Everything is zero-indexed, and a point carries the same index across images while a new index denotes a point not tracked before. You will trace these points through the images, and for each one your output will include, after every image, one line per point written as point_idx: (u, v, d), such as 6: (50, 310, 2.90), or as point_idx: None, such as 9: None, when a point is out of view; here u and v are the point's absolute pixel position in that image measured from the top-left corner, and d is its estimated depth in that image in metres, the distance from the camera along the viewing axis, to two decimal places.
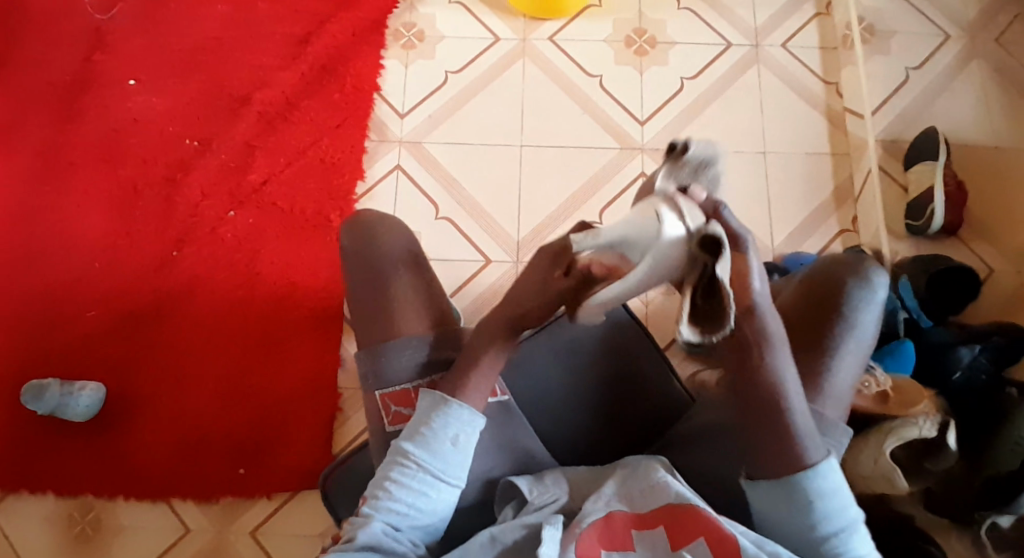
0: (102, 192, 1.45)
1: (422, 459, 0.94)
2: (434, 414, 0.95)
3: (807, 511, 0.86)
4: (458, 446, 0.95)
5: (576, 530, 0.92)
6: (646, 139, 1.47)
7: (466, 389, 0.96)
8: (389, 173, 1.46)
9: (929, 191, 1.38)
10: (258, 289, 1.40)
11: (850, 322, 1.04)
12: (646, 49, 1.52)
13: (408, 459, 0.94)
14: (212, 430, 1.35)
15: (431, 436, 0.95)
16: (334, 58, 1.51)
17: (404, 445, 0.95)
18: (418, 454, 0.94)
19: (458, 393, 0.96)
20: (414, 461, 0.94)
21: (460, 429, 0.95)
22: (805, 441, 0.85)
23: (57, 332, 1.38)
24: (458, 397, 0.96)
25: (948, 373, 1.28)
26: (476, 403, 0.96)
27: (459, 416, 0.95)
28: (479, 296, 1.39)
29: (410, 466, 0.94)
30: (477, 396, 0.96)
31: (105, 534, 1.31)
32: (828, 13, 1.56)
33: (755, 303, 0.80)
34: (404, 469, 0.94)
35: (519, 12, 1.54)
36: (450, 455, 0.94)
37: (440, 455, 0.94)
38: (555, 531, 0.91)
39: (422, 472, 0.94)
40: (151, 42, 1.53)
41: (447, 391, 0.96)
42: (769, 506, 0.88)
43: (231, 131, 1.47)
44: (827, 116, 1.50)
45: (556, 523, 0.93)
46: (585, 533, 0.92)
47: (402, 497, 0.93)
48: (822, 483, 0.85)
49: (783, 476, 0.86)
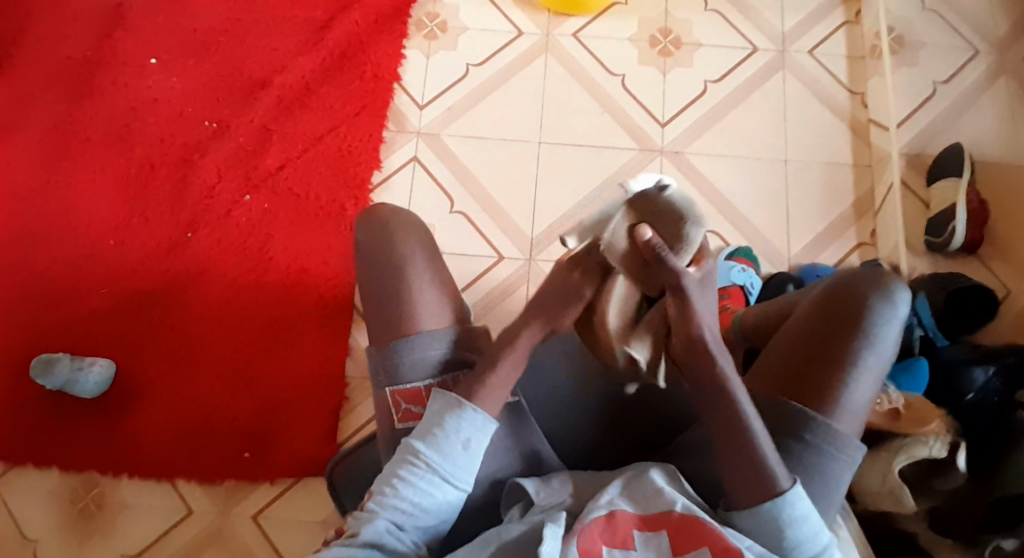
0: (118, 169, 1.44)
1: (432, 460, 0.94)
2: (448, 415, 0.95)
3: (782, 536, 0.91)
4: (469, 450, 0.95)
5: (578, 525, 0.92)
6: (666, 142, 1.46)
7: (485, 390, 0.95)
8: (406, 164, 1.44)
9: (951, 208, 1.37)
10: (270, 275, 1.40)
11: (869, 338, 1.03)
12: (671, 50, 1.51)
13: (418, 458, 0.95)
14: (218, 414, 1.34)
15: (443, 438, 0.95)
16: (355, 45, 1.49)
17: (415, 443, 0.95)
18: (428, 454, 0.94)
19: (473, 396, 0.95)
20: (424, 461, 0.94)
21: (472, 434, 0.95)
22: (772, 471, 0.91)
23: (66, 309, 1.38)
24: (474, 401, 0.95)
25: (960, 392, 1.28)
26: (491, 408, 0.95)
27: (473, 421, 0.95)
28: (490, 292, 1.38)
29: (419, 466, 0.94)
30: (494, 401, 0.96)
31: (107, 513, 1.32)
32: (857, 21, 1.54)
33: (703, 334, 0.85)
34: (413, 468, 0.94)
35: (544, 6, 1.53)
36: (461, 459, 0.95)
37: (450, 458, 0.94)
38: (557, 528, 0.90)
39: (430, 473, 0.94)
40: (172, 22, 1.52)
41: (462, 394, 0.96)
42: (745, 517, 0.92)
43: (249, 114, 1.47)
44: (850, 126, 1.48)
45: (558, 521, 0.91)
46: (587, 529, 0.91)
47: (408, 495, 0.94)
48: (792, 511, 0.90)
49: (752, 505, 0.91)
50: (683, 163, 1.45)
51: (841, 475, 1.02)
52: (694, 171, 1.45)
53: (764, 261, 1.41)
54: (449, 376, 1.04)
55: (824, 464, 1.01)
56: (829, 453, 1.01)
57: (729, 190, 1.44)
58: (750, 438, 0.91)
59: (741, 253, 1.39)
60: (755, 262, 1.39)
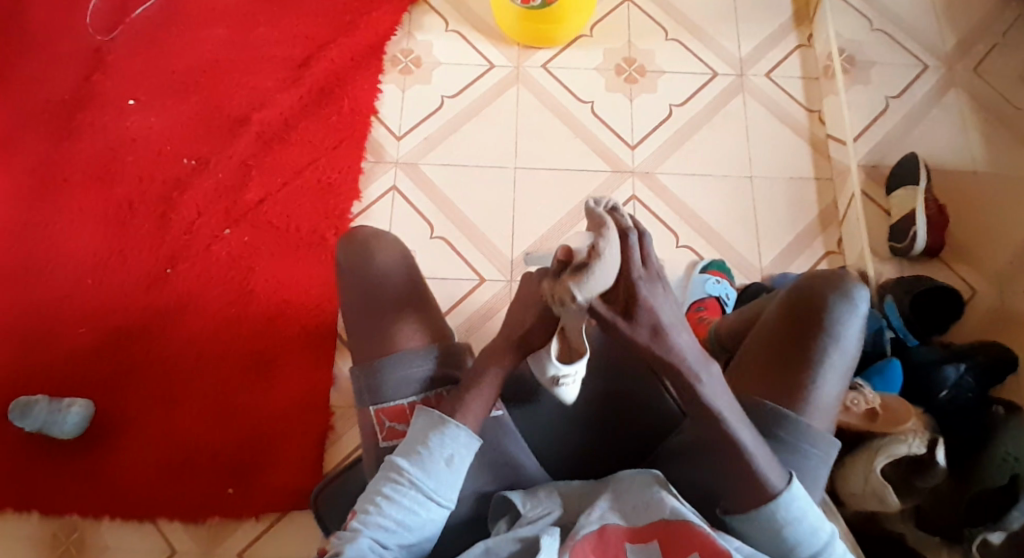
0: (97, 210, 1.46)
1: (416, 477, 0.94)
2: (431, 434, 0.95)
3: (782, 534, 0.91)
4: (453, 467, 0.95)
5: (571, 541, 0.92)
6: (636, 163, 1.51)
7: (463, 410, 0.95)
8: (385, 194, 1.48)
9: (911, 213, 1.43)
10: (251, 308, 1.41)
11: (831, 336, 1.05)
12: (636, 77, 1.57)
13: (402, 475, 0.94)
14: (202, 452, 1.33)
15: (426, 456, 0.95)
16: (332, 82, 1.54)
17: (398, 461, 0.95)
18: (412, 471, 0.94)
19: (456, 413, 0.95)
20: (408, 477, 0.94)
21: (455, 451, 0.95)
22: (768, 474, 0.91)
23: (45, 348, 1.37)
24: (457, 418, 0.95)
25: (932, 391, 1.31)
26: (473, 423, 0.96)
27: (456, 437, 0.95)
28: (474, 314, 1.40)
29: (402, 483, 0.94)
30: (474, 417, 0.96)
31: (86, 556, 1.29)
32: (809, 45, 1.62)
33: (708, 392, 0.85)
34: (396, 486, 0.94)
35: (513, 40, 1.59)
36: (444, 475, 0.94)
37: (433, 474, 0.94)
38: (552, 540, 0.91)
39: (414, 490, 0.94)
40: (150, 64, 1.55)
41: (445, 411, 0.96)
42: (750, 528, 0.93)
43: (228, 151, 1.49)
44: (810, 143, 1.55)
45: (553, 533, 0.92)
46: (580, 545, 0.92)
47: (393, 513, 0.93)
48: (788, 513, 0.91)
49: (749, 510, 0.92)
50: (654, 183, 1.50)
51: (815, 473, 1.02)
52: (664, 189, 1.50)
53: (736, 274, 1.46)
54: (433, 392, 1.04)
55: (802, 462, 1.01)
56: (802, 449, 1.01)
57: (698, 207, 1.49)
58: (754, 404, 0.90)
59: (715, 266, 1.43)
60: (728, 275, 1.43)
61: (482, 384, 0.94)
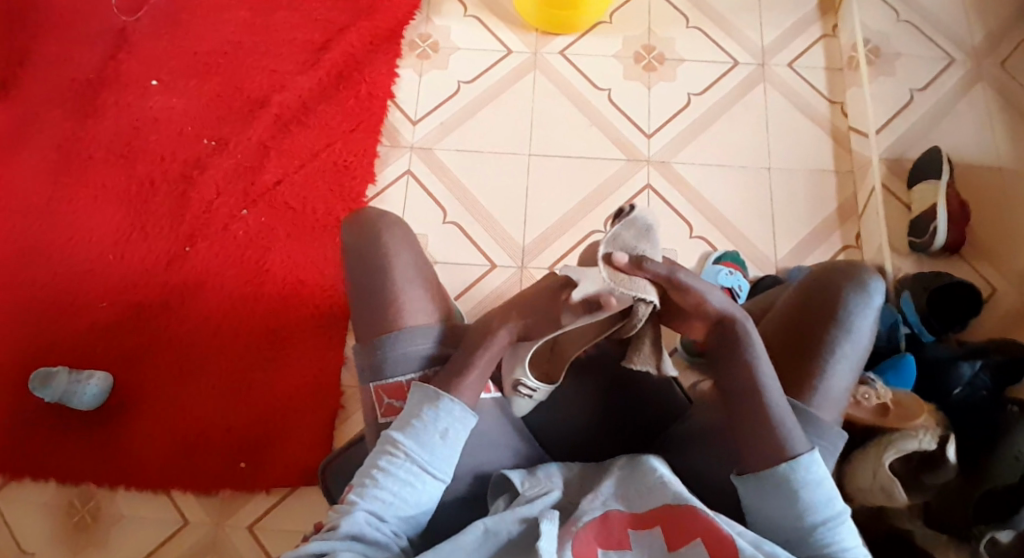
0: (119, 188, 1.49)
1: (412, 449, 0.95)
2: (426, 408, 0.97)
3: (793, 497, 0.89)
4: (447, 440, 0.96)
5: (571, 531, 0.92)
6: (652, 152, 1.50)
7: (461, 384, 0.97)
8: (400, 178, 1.49)
9: (932, 208, 1.40)
10: (266, 287, 1.43)
11: (846, 325, 1.01)
12: (655, 65, 1.56)
13: (399, 448, 0.95)
14: (215, 427, 1.36)
15: (422, 429, 0.96)
16: (350, 66, 1.55)
17: (393, 436, 0.96)
18: (408, 443, 0.95)
19: (451, 388, 0.97)
20: (404, 450, 0.95)
21: (450, 424, 0.96)
22: (787, 433, 0.91)
23: (67, 322, 1.41)
24: (451, 394, 0.97)
25: (948, 388, 1.28)
26: (468, 399, 0.97)
27: (451, 411, 0.96)
28: (484, 299, 1.41)
29: (398, 456, 0.95)
30: (470, 393, 0.98)
31: (102, 524, 1.32)
32: (834, 35, 1.59)
33: (720, 312, 0.92)
34: (391, 459, 0.95)
35: (532, 26, 1.59)
36: (439, 448, 0.95)
37: (428, 447, 0.95)
38: (552, 526, 0.90)
39: (409, 463, 0.94)
40: (173, 46, 1.57)
41: (440, 386, 0.98)
42: (760, 499, 0.92)
43: (247, 132, 1.51)
44: (831, 135, 1.53)
45: (552, 518, 0.91)
46: (581, 533, 0.91)
47: (389, 485, 0.93)
48: (806, 475, 0.90)
49: (761, 470, 0.91)
50: (669, 172, 1.49)
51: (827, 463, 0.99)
52: (680, 179, 1.49)
53: (750, 265, 1.44)
54: (434, 371, 1.04)
55: None
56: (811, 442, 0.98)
57: (713, 197, 1.48)
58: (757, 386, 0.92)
59: (729, 258, 1.42)
60: (742, 266, 1.41)
61: (484, 353, 0.98)
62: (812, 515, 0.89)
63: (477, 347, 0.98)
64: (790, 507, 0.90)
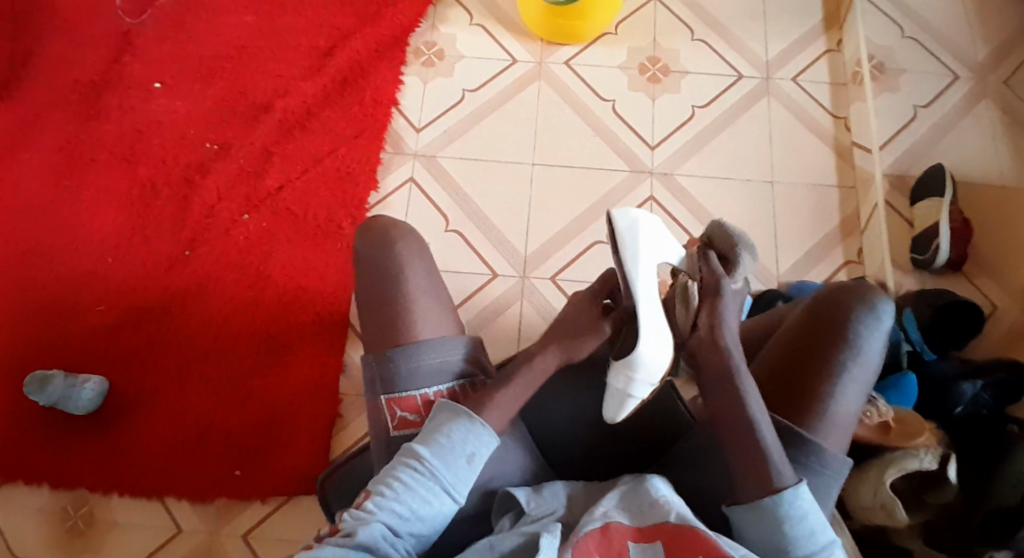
0: (120, 190, 1.48)
1: (436, 467, 0.91)
2: (455, 427, 0.93)
3: (780, 530, 0.88)
4: (472, 466, 0.93)
5: (575, 537, 0.89)
6: (655, 164, 1.50)
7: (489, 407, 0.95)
8: (402, 186, 1.48)
9: (934, 226, 1.39)
10: (267, 293, 1.42)
11: (854, 349, 1.00)
12: (659, 77, 1.56)
13: (421, 463, 0.91)
14: (213, 432, 1.35)
15: (448, 448, 0.92)
16: (355, 72, 1.54)
17: (416, 449, 0.92)
18: (432, 460, 0.91)
19: (480, 411, 0.95)
20: (427, 467, 0.91)
21: (477, 449, 0.93)
22: (777, 465, 0.90)
23: (65, 324, 1.40)
24: (478, 415, 0.94)
25: (949, 405, 1.26)
26: (495, 423, 0.95)
27: (480, 436, 0.93)
28: (485, 309, 1.41)
29: (420, 471, 0.91)
30: (497, 416, 0.95)
31: (96, 530, 1.31)
32: (838, 49, 1.59)
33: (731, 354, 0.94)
34: (413, 473, 0.91)
35: (538, 36, 1.58)
36: (463, 471, 0.92)
37: (453, 469, 0.92)
38: (553, 538, 0.88)
39: (431, 481, 0.91)
40: (177, 48, 1.56)
41: (470, 408, 0.95)
42: (751, 523, 0.90)
43: (250, 137, 1.51)
44: (835, 149, 1.53)
45: (554, 531, 0.89)
46: (582, 542, 0.88)
47: (408, 500, 0.90)
48: (791, 508, 0.88)
49: (761, 498, 0.90)
50: (672, 185, 1.49)
51: (826, 493, 0.98)
52: (683, 192, 1.49)
53: (754, 280, 1.44)
54: (457, 385, 1.01)
55: (812, 481, 0.97)
56: (814, 470, 0.97)
57: (717, 211, 1.48)
58: (749, 425, 0.92)
59: None
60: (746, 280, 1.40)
61: (526, 373, 0.98)
62: (798, 548, 0.88)
63: (502, 382, 0.96)
64: (772, 537, 0.89)
